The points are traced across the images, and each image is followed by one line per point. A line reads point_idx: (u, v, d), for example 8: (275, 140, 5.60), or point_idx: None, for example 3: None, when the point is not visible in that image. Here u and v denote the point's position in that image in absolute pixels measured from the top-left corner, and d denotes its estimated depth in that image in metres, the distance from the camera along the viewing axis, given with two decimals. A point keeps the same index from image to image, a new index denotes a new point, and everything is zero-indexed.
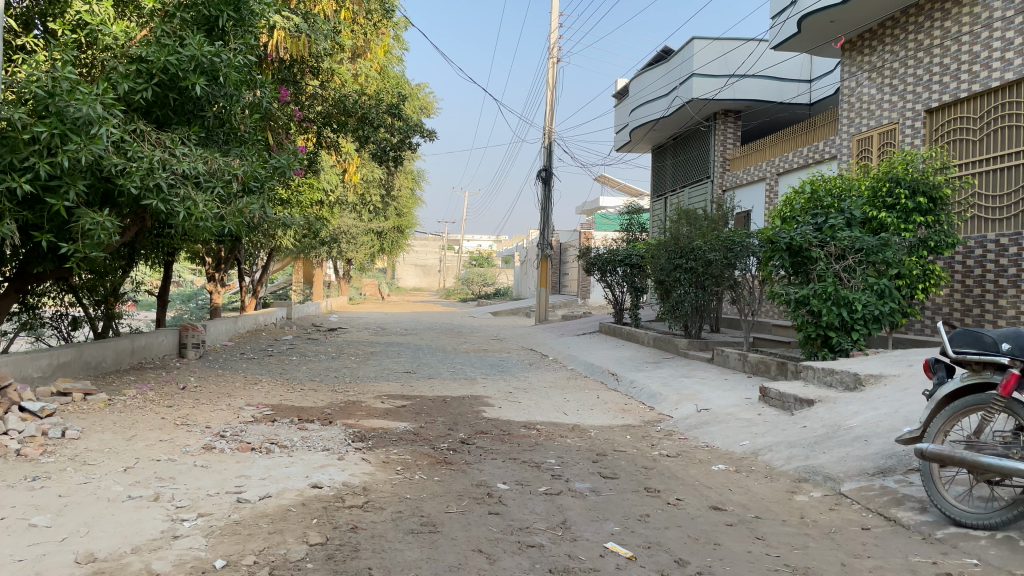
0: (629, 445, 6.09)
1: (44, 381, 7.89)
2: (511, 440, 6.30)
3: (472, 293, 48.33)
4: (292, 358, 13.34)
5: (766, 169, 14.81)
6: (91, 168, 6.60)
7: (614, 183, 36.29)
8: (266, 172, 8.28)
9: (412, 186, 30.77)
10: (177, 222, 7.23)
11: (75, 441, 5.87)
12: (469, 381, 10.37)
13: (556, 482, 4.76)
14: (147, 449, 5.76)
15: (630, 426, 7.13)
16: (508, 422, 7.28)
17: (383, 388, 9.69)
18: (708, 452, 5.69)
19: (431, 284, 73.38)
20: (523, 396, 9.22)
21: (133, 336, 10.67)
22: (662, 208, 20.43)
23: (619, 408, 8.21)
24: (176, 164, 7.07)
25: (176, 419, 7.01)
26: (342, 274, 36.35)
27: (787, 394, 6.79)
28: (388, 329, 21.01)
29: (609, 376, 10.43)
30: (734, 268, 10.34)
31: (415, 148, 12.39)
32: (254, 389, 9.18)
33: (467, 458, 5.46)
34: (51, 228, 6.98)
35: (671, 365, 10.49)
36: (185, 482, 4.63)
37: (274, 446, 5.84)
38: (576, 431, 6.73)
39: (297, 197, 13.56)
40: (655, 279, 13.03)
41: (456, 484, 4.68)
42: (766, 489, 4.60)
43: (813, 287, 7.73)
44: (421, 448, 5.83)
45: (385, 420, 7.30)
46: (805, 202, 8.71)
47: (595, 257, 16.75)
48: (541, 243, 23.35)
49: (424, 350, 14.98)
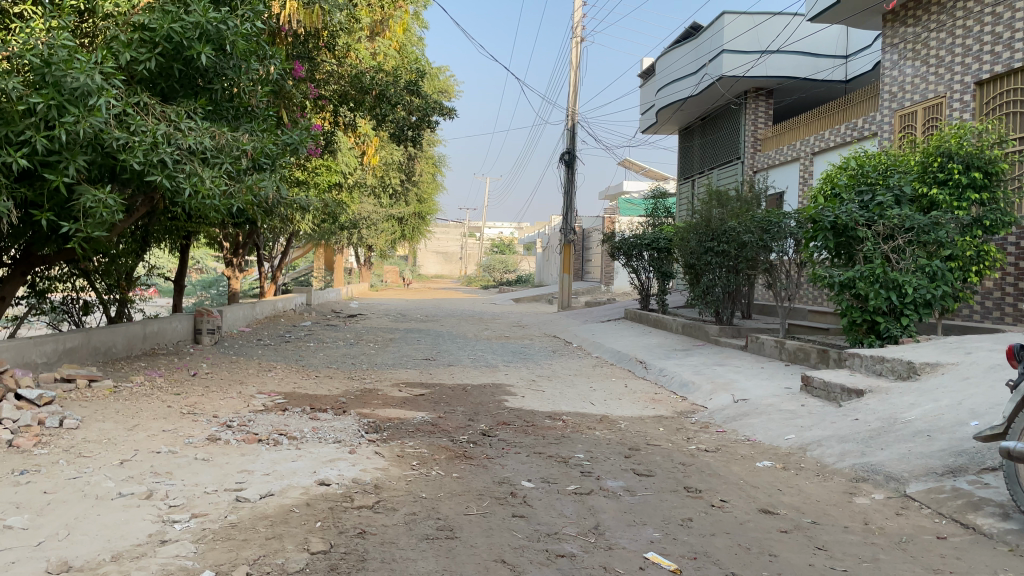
0: (663, 438, 5.65)
1: (49, 367, 7.60)
2: (536, 432, 5.87)
3: (493, 280, 47.92)
4: (309, 344, 13.01)
5: (800, 149, 14.22)
6: (92, 142, 6.24)
7: (638, 168, 35.72)
8: (278, 148, 7.90)
9: (433, 171, 30.40)
10: (184, 200, 6.87)
11: (73, 431, 5.52)
12: (490, 369, 9.98)
13: (587, 481, 4.33)
14: (148, 440, 5.40)
15: (662, 417, 6.68)
16: (531, 412, 6.85)
17: (401, 375, 9.32)
18: (750, 447, 5.23)
19: (453, 271, 73.23)
20: (547, 385, 8.79)
21: (146, 320, 10.36)
22: (688, 191, 19.89)
23: (649, 399, 7.76)
24: (181, 139, 6.70)
25: (183, 408, 6.66)
26: (363, 261, 36.11)
27: (833, 385, 6.32)
28: (408, 316, 20.67)
29: (636, 364, 9.97)
30: (770, 251, 9.74)
31: (434, 127, 11.96)
32: (268, 376, 8.84)
33: (488, 452, 5.05)
34: (52, 207, 6.63)
35: (702, 353, 10.01)
36: (183, 478, 4.24)
37: (282, 438, 5.46)
38: (605, 423, 6.30)
39: (314, 178, 13.17)
40: (684, 263, 12.51)
41: (478, 481, 4.27)
42: (821, 490, 4.14)
43: (859, 269, 7.24)
44: (439, 440, 5.43)
45: (403, 410, 6.90)
46: (849, 179, 8.17)
47: (620, 241, 16.23)
48: (564, 228, 22.83)
49: (445, 337, 14.59)
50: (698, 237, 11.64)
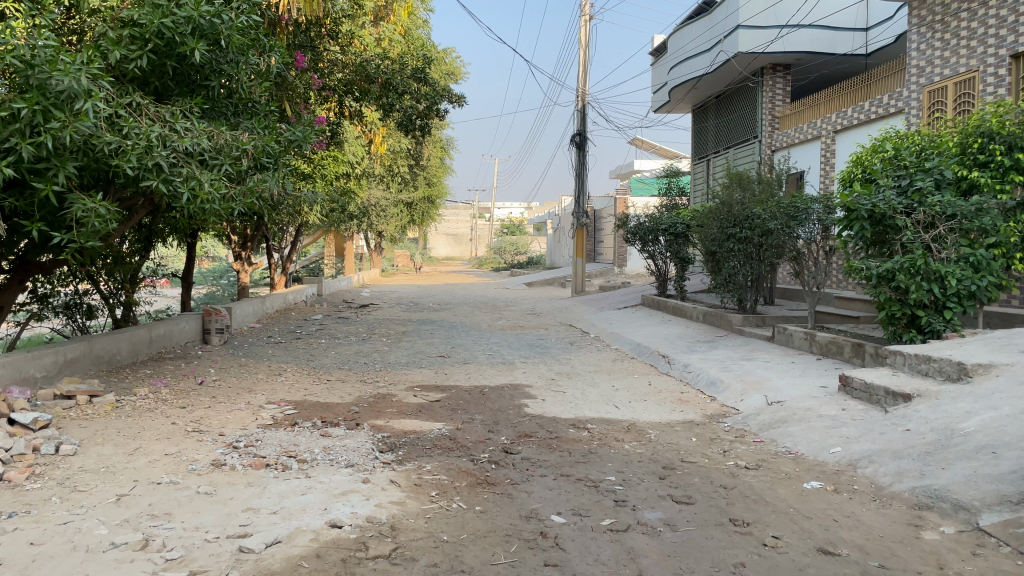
0: (698, 452, 5.27)
1: (50, 381, 7.29)
2: (561, 446, 5.52)
3: (504, 262, 47.47)
4: (319, 341, 12.67)
5: (821, 126, 13.69)
6: (82, 148, 5.88)
7: (650, 145, 35.09)
8: (281, 146, 7.49)
9: (441, 154, 29.90)
10: (182, 205, 6.51)
11: (70, 458, 5.20)
12: (507, 367, 9.61)
13: (623, 514, 3.97)
14: (148, 467, 5.07)
15: (693, 424, 6.31)
16: (554, 420, 6.49)
17: (415, 376, 8.97)
18: (794, 463, 4.87)
19: (463, 253, 72.91)
20: (568, 384, 8.42)
21: (151, 325, 10.06)
22: (703, 170, 19.38)
23: (676, 400, 7.38)
24: (177, 142, 6.33)
25: (187, 425, 6.33)
26: (373, 246, 35.73)
27: (876, 387, 5.93)
28: (420, 305, 20.31)
29: (659, 359, 9.56)
30: (798, 237, 9.29)
31: (442, 115, 11.52)
32: (278, 382, 8.51)
33: (512, 475, 4.70)
34: (43, 216, 6.27)
35: (727, 345, 9.61)
36: (182, 520, 3.90)
37: (291, 460, 5.12)
38: (633, 433, 5.94)
39: (320, 170, 12.68)
40: (704, 249, 12.08)
41: (504, 516, 3.91)
42: (882, 521, 3.77)
43: (898, 260, 6.82)
44: (459, 460, 5.08)
45: (418, 420, 6.55)
46: (885, 162, 7.70)
47: (635, 227, 15.70)
48: (577, 211, 22.33)
49: (458, 328, 14.22)
50: (720, 223, 11.21)
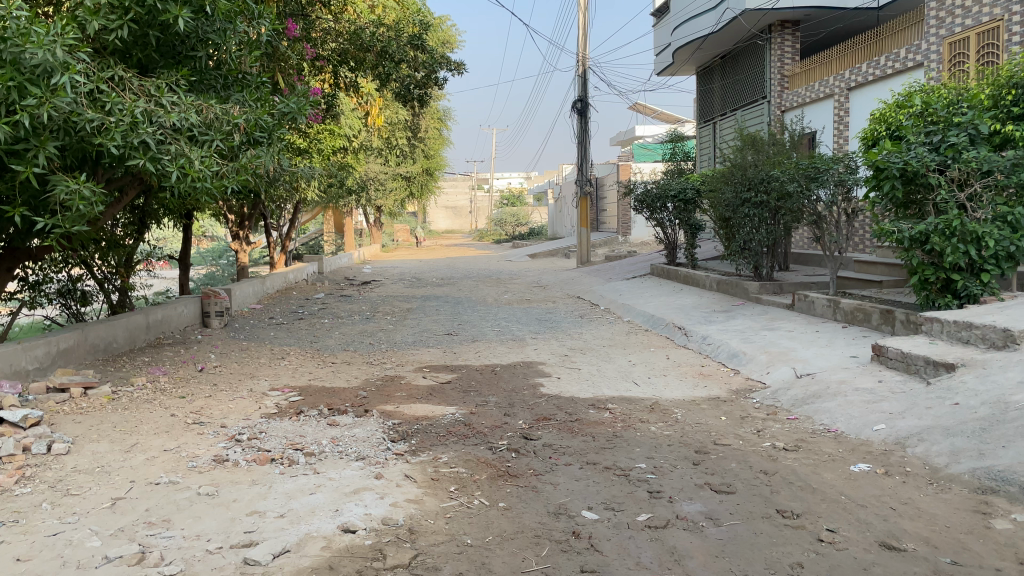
0: (730, 432, 4.96)
1: (43, 373, 6.97)
2: (583, 430, 5.21)
3: (505, 234, 46.98)
4: (323, 321, 12.34)
5: (834, 84, 13.23)
6: (62, 126, 5.51)
7: (651, 110, 34.53)
8: (274, 120, 7.11)
9: (439, 126, 29.37)
10: (172, 184, 6.14)
11: (62, 458, 4.89)
12: (518, 343, 9.27)
13: (660, 507, 3.66)
14: (146, 466, 4.76)
15: (719, 401, 5.99)
16: (572, 401, 6.17)
17: (423, 356, 8.65)
18: (836, 443, 4.56)
19: (464, 226, 72.47)
20: (582, 360, 8.10)
21: (148, 310, 9.73)
22: (709, 134, 18.90)
23: (697, 375, 7.06)
24: (163, 117, 5.95)
25: (187, 417, 6.01)
26: (373, 221, 35.32)
27: (914, 356, 5.61)
28: (423, 280, 19.95)
29: (674, 331, 9.22)
30: (818, 199, 8.91)
31: (442, 83, 11.09)
32: (281, 366, 8.19)
33: (535, 465, 4.38)
34: (25, 200, 5.92)
35: (745, 315, 9.27)
36: (182, 527, 3.59)
37: (298, 454, 4.81)
38: (658, 413, 5.63)
39: (317, 145, 12.36)
40: (717, 214, 11.68)
41: (531, 514, 3.61)
42: (944, 509, 3.47)
43: (932, 221, 6.47)
44: (477, 449, 4.76)
45: (429, 404, 6.24)
46: (914, 117, 7.30)
47: (642, 194, 15.20)
48: (580, 179, 21.89)
49: (464, 304, 13.89)
50: (734, 188, 10.83)
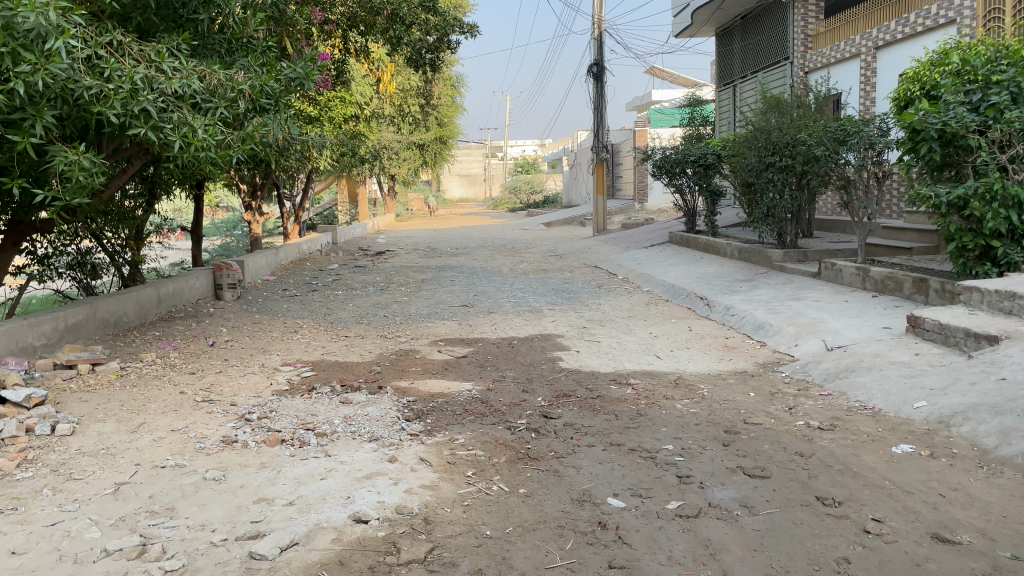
0: (761, 410, 4.72)
1: (50, 348, 6.82)
2: (605, 407, 4.99)
3: (520, 202, 46.53)
4: (337, 293, 12.15)
5: (860, 44, 12.77)
6: (59, 93, 5.28)
7: (668, 74, 33.91)
8: (281, 86, 6.84)
9: (452, 93, 28.93)
10: (175, 154, 5.93)
11: (66, 439, 4.72)
12: (535, 315, 9.05)
13: (690, 493, 3.44)
14: (152, 447, 4.58)
15: (747, 376, 5.74)
16: (593, 376, 5.94)
17: (439, 329, 8.45)
18: (875, 423, 4.32)
19: (478, 194, 72.06)
20: (601, 333, 7.86)
21: (159, 283, 9.56)
22: (728, 98, 18.42)
23: (722, 348, 6.81)
24: (164, 84, 5.71)
25: (196, 394, 5.84)
26: (386, 191, 35.06)
27: (953, 328, 5.34)
28: (438, 249, 19.71)
29: (696, 301, 8.95)
30: (847, 163, 8.57)
31: (454, 47, 10.74)
32: (294, 341, 8.01)
33: (557, 446, 4.17)
34: (24, 171, 5.72)
35: (769, 284, 8.97)
36: (187, 516, 3.41)
37: (309, 435, 4.62)
38: (683, 389, 5.40)
39: (327, 113, 12.09)
40: (740, 180, 11.33)
41: (554, 502, 3.40)
42: (998, 497, 3.24)
43: (971, 185, 6.16)
44: (495, 429, 4.55)
45: (445, 380, 6.03)
46: (953, 75, 6.93)
47: (661, 159, 14.81)
48: (596, 146, 21.49)
49: (479, 274, 13.65)
50: (757, 152, 10.48)
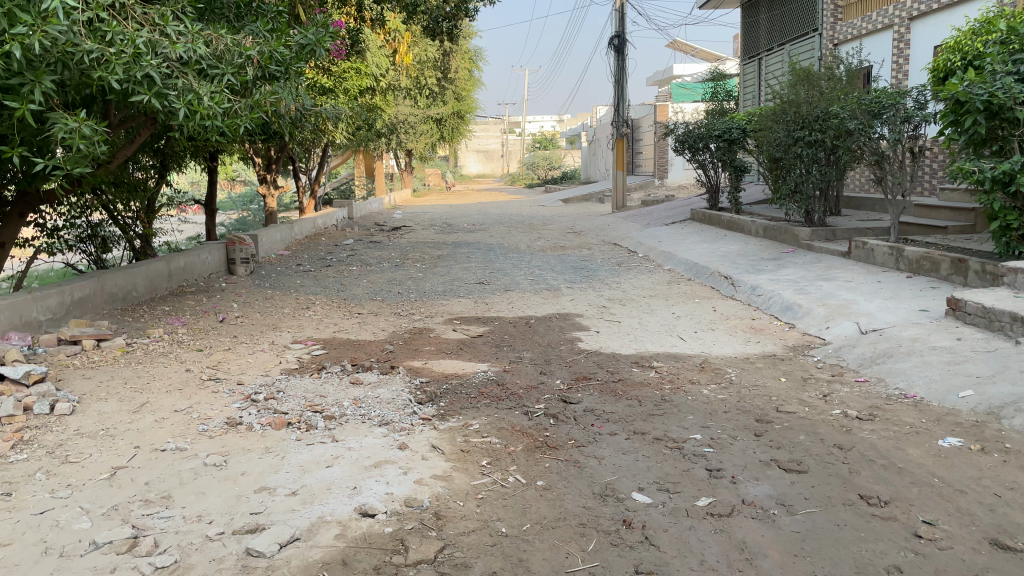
0: (793, 397, 4.46)
1: (56, 324, 6.65)
2: (627, 392, 4.73)
3: (538, 178, 46.04)
4: (351, 268, 11.95)
5: (893, 14, 12.28)
6: (58, 57, 5.05)
7: (690, 47, 33.30)
8: (291, 53, 6.59)
9: (470, 66, 28.52)
10: (180, 123, 5.70)
11: (65, 419, 4.53)
12: (553, 293, 8.79)
13: (722, 489, 3.19)
14: (153, 429, 4.39)
15: (776, 360, 5.47)
16: (614, 358, 5.69)
17: (454, 307, 8.21)
18: (918, 413, 4.05)
19: (495, 170, 71.63)
20: (622, 312, 7.59)
21: (170, 257, 9.38)
22: (753, 71, 17.94)
23: (748, 330, 6.53)
24: (168, 48, 5.47)
25: (203, 372, 5.64)
26: (403, 166, 34.79)
27: (998, 311, 5.03)
28: (454, 225, 19.45)
29: (720, 280, 8.65)
30: (882, 137, 8.21)
31: (471, 15, 10.41)
32: (305, 317, 7.80)
33: (577, 434, 3.92)
34: (24, 140, 5.51)
35: (797, 263, 8.65)
36: (183, 506, 3.21)
37: (317, 418, 4.41)
38: (709, 373, 5.14)
39: (342, 84, 11.82)
40: (766, 155, 10.97)
41: (574, 496, 3.16)
42: None
43: (1018, 160, 5.82)
44: (511, 414, 4.32)
45: (459, 361, 5.81)
46: (1000, 43, 6.53)
47: (683, 134, 14.42)
48: (617, 121, 21.08)
49: (495, 251, 13.38)
50: (785, 126, 10.11)
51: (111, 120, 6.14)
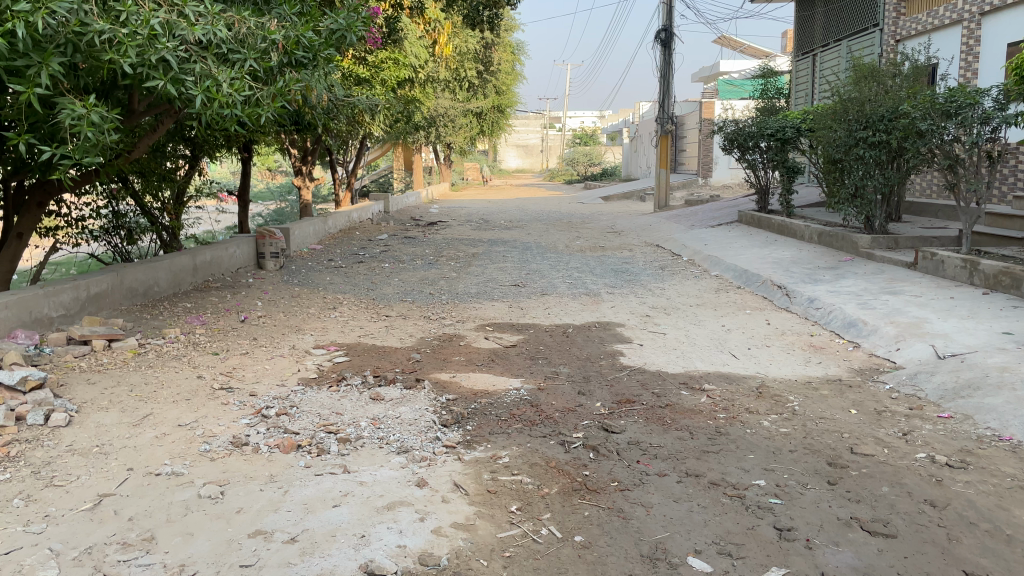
0: (868, 435, 3.92)
1: (68, 320, 6.32)
2: (676, 421, 4.22)
3: (577, 174, 45.47)
4: (384, 266, 11.57)
5: (963, 7, 11.52)
6: (68, 38, 4.69)
7: (738, 44, 32.45)
8: (320, 39, 6.18)
9: (511, 60, 28.01)
10: (198, 112, 5.32)
11: (59, 432, 4.15)
12: (592, 299, 8.28)
13: (795, 557, 2.69)
14: (151, 447, 3.98)
15: (842, 386, 4.92)
16: (660, 378, 5.17)
17: (487, 311, 7.75)
18: (1020, 463, 3.50)
19: (534, 165, 71.09)
20: (667, 323, 7.05)
21: (196, 251, 9.07)
22: (807, 68, 17.18)
23: (808, 348, 5.97)
24: (185, 31, 5.04)
25: (215, 380, 5.25)
26: (442, 160, 34.42)
27: None
28: (491, 221, 18.97)
29: (773, 290, 8.06)
30: (957, 139, 7.59)
31: (514, 3, 9.92)
32: (330, 319, 7.40)
33: (622, 474, 3.43)
34: (31, 126, 5.14)
35: (857, 274, 8.03)
36: (166, 551, 2.79)
37: (330, 441, 3.97)
38: (768, 400, 4.60)
39: (378, 74, 11.43)
40: (824, 156, 10.32)
41: (619, 559, 2.69)
42: None
43: None
44: (546, 445, 3.84)
45: (491, 374, 5.34)
46: None
47: (733, 132, 13.77)
48: (661, 117, 20.43)
49: (533, 250, 12.90)
50: (847, 125, 9.46)
51: (130, 107, 5.84)
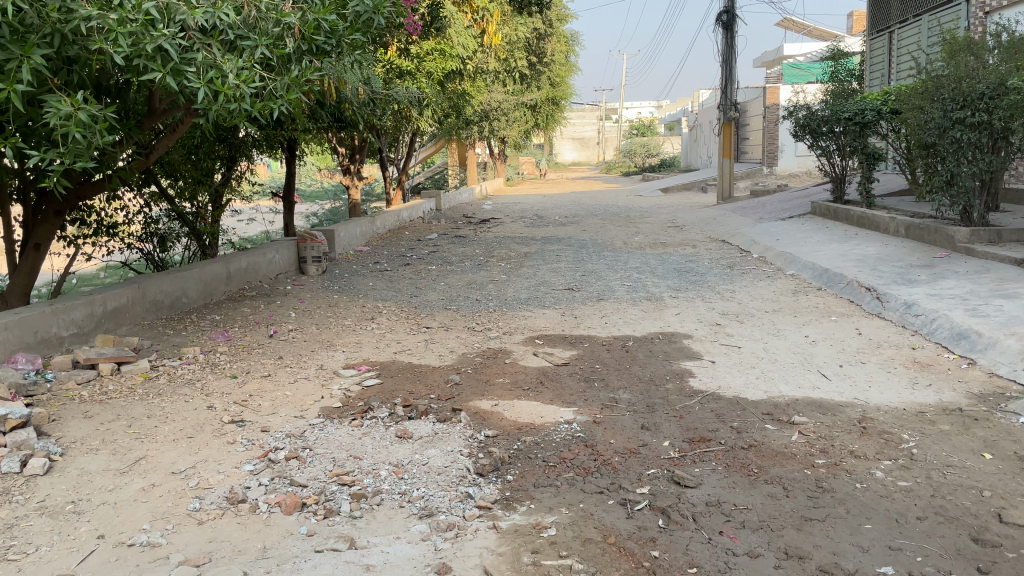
0: (1017, 496, 3.06)
1: (81, 339, 5.80)
2: (766, 470, 3.41)
3: (634, 165, 44.23)
4: (430, 268, 10.91)
5: None
6: (54, 28, 4.15)
7: (802, 25, 30.96)
8: (344, 21, 5.47)
9: (565, 50, 27.12)
10: (202, 107, 4.69)
11: (35, 482, 3.57)
12: (655, 305, 7.47)
13: None
14: (135, 501, 3.37)
15: (966, 419, 4.03)
16: (739, 407, 4.36)
17: (537, 321, 6.99)
18: None
19: (591, 158, 69.91)
20: (741, 333, 6.19)
21: (229, 258, 8.54)
22: (883, 46, 15.95)
23: (912, 365, 5.07)
24: (186, 15, 4.39)
25: (227, 411, 4.61)
26: (496, 155, 33.70)
27: None
28: (546, 218, 18.17)
29: (861, 293, 7.11)
30: None
31: None
32: (365, 333, 6.74)
33: (700, 556, 2.66)
34: (20, 128, 4.59)
35: (959, 273, 7.04)
36: None
37: (342, 498, 3.29)
38: (877, 439, 3.76)
39: (422, 65, 10.77)
40: (912, 139, 9.26)
41: None
42: None
43: None
44: (603, 506, 3.08)
45: (538, 403, 4.59)
46: None
47: (805, 117, 12.71)
48: (724, 103, 19.34)
49: (588, 248, 12.09)
50: (940, 104, 8.43)
51: (149, 106, 5.58)
